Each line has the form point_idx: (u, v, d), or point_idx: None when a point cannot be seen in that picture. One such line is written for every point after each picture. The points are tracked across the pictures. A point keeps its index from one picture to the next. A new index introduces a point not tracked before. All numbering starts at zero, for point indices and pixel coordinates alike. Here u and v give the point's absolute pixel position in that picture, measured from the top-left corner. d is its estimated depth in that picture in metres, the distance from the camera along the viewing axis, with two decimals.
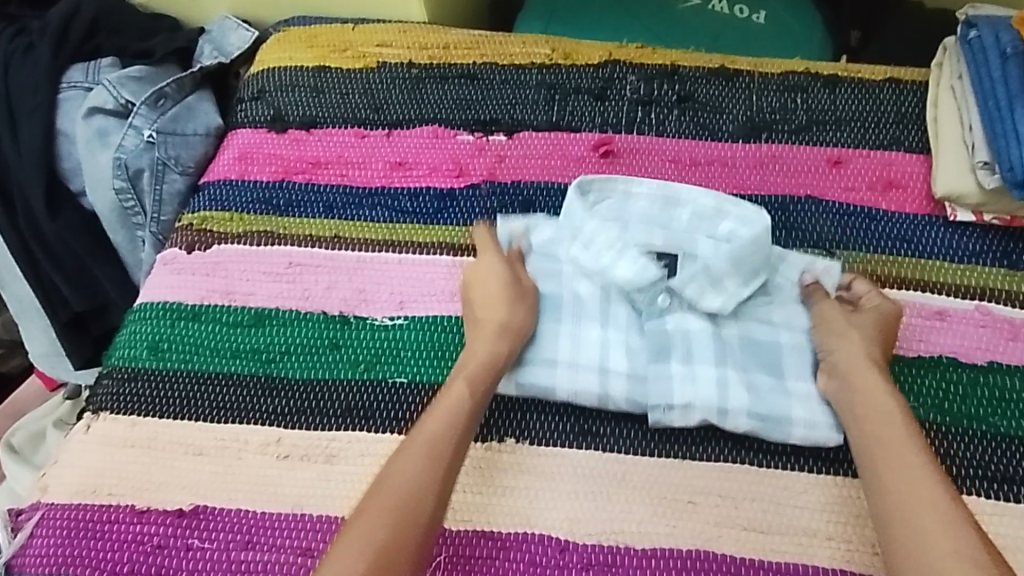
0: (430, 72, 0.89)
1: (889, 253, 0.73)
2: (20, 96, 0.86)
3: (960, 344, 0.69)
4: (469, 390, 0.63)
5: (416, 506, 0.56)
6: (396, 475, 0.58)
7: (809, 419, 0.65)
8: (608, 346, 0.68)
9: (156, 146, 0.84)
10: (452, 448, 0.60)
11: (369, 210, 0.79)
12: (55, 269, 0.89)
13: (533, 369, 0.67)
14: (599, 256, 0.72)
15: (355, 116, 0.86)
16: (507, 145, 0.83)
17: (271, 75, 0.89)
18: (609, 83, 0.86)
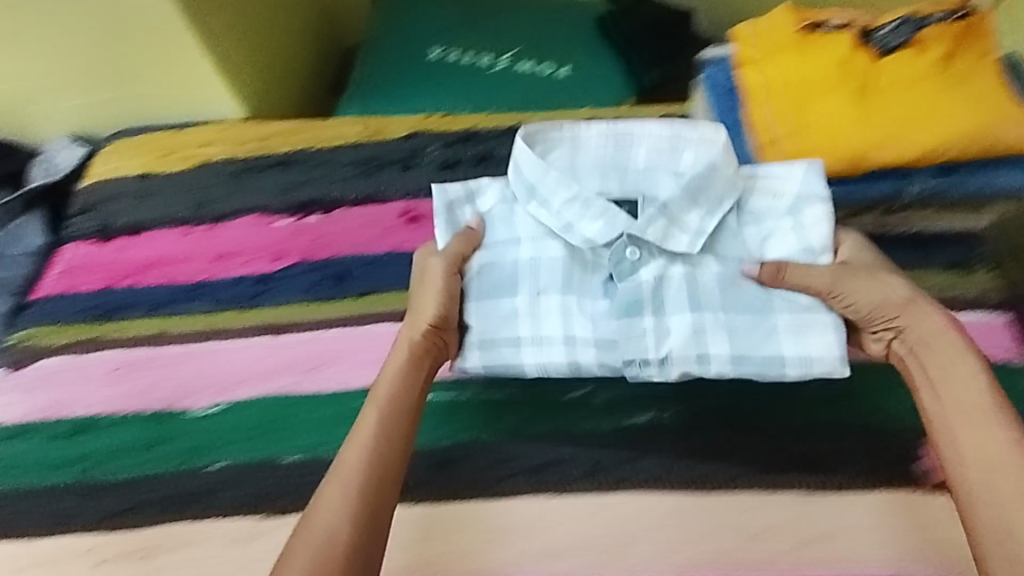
0: (250, 164, 0.94)
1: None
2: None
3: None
4: (379, 414, 0.63)
5: (338, 542, 0.56)
6: (316, 525, 0.58)
7: (803, 356, 0.64)
8: (571, 315, 0.67)
9: None
10: (373, 482, 0.60)
11: (190, 302, 0.83)
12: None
13: (496, 351, 0.68)
14: (560, 213, 0.71)
15: (179, 215, 0.90)
16: (322, 223, 0.88)
17: (100, 187, 0.94)
18: (415, 153, 0.92)
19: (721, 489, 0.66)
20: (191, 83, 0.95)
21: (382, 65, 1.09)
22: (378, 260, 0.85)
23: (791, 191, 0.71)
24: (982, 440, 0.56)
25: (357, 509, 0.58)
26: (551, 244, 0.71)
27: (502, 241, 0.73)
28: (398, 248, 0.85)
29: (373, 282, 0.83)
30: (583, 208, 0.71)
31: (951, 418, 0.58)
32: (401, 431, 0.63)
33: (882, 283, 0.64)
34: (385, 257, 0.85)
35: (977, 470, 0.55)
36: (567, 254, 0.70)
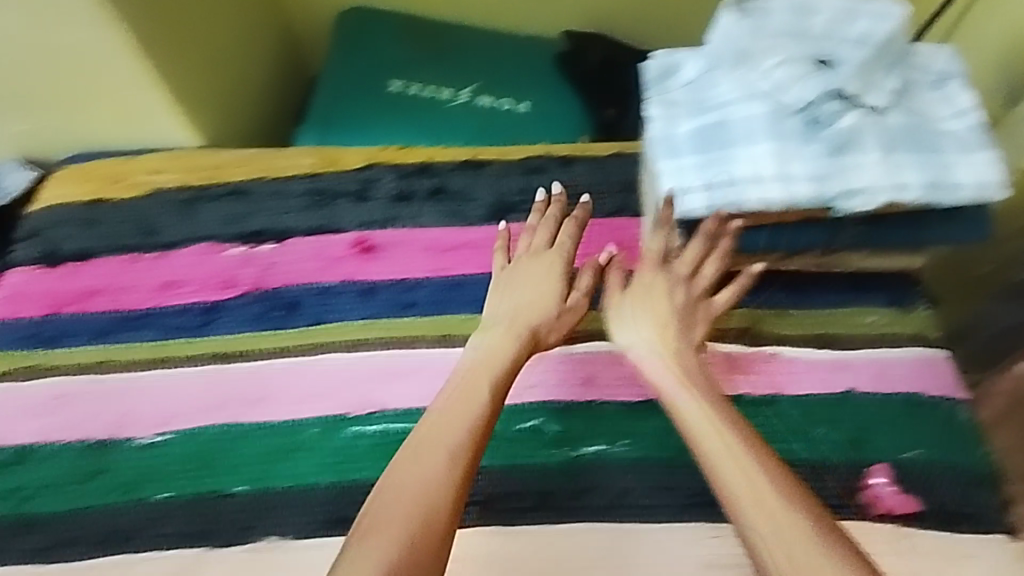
0: (201, 193, 0.93)
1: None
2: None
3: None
4: (493, 389, 0.67)
5: (462, 458, 0.61)
6: (402, 473, 0.60)
7: (977, 181, 0.68)
8: (782, 157, 0.68)
9: None
10: (453, 496, 0.59)
11: (137, 331, 0.83)
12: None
13: (687, 199, 0.69)
14: (769, 75, 0.71)
15: (127, 242, 0.90)
16: (274, 253, 0.88)
17: (45, 212, 0.92)
18: (370, 185, 0.93)
19: (660, 521, 0.68)
20: (143, 113, 0.96)
21: (341, 97, 1.11)
22: (329, 291, 0.85)
23: (938, 68, 0.75)
24: (761, 527, 0.56)
25: (449, 478, 0.60)
26: (752, 102, 0.71)
27: (708, 93, 0.73)
28: (348, 279, 0.85)
29: (322, 313, 0.83)
30: (789, 70, 0.71)
31: (741, 504, 0.57)
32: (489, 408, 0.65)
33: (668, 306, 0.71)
34: (335, 287, 0.85)
35: (774, 530, 0.55)
36: (772, 110, 0.70)
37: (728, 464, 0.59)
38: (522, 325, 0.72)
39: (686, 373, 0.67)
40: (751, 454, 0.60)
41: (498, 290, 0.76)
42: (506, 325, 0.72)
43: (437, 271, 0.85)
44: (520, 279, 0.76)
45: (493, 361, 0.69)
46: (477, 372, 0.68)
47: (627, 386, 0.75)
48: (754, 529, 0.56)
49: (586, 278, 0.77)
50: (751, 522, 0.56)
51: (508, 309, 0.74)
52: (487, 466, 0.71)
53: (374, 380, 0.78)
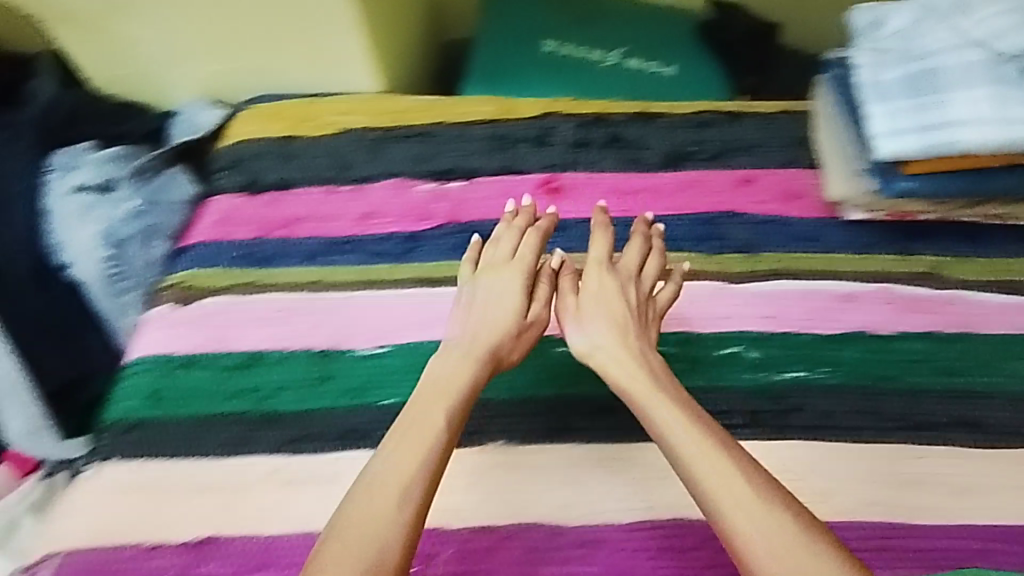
0: (390, 134, 0.99)
1: (826, 251, 0.86)
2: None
3: (868, 313, 0.80)
4: (446, 414, 0.68)
5: (415, 484, 0.63)
6: (372, 491, 0.63)
7: None
8: (993, 101, 0.75)
9: (143, 215, 0.92)
10: (421, 502, 0.63)
11: (345, 255, 0.88)
12: (27, 336, 0.92)
13: (898, 137, 0.76)
14: (974, 32, 0.79)
15: (325, 175, 0.95)
16: (465, 190, 0.93)
17: (240, 146, 0.98)
18: (548, 131, 0.98)
19: (866, 440, 0.73)
20: (334, 58, 1.01)
21: (497, 56, 1.17)
22: None
23: None
24: (749, 531, 0.59)
25: (405, 500, 0.62)
26: (961, 53, 0.78)
27: (916, 45, 0.81)
28: (539, 216, 0.91)
29: None
30: (994, 29, 0.79)
31: (736, 508, 0.60)
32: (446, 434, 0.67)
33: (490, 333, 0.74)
34: None
35: (768, 550, 0.58)
36: (981, 61, 0.77)
37: (705, 467, 0.63)
38: (482, 349, 0.74)
39: (652, 372, 0.71)
40: (721, 455, 0.63)
41: (469, 306, 0.78)
42: (464, 349, 0.74)
43: (622, 212, 0.91)
44: (477, 294, 0.78)
45: (432, 389, 0.70)
46: (433, 398, 0.69)
47: (820, 321, 0.80)
48: (744, 532, 0.59)
49: (544, 286, 0.80)
50: (750, 531, 0.59)
51: (465, 335, 0.75)
52: (486, 397, 0.77)
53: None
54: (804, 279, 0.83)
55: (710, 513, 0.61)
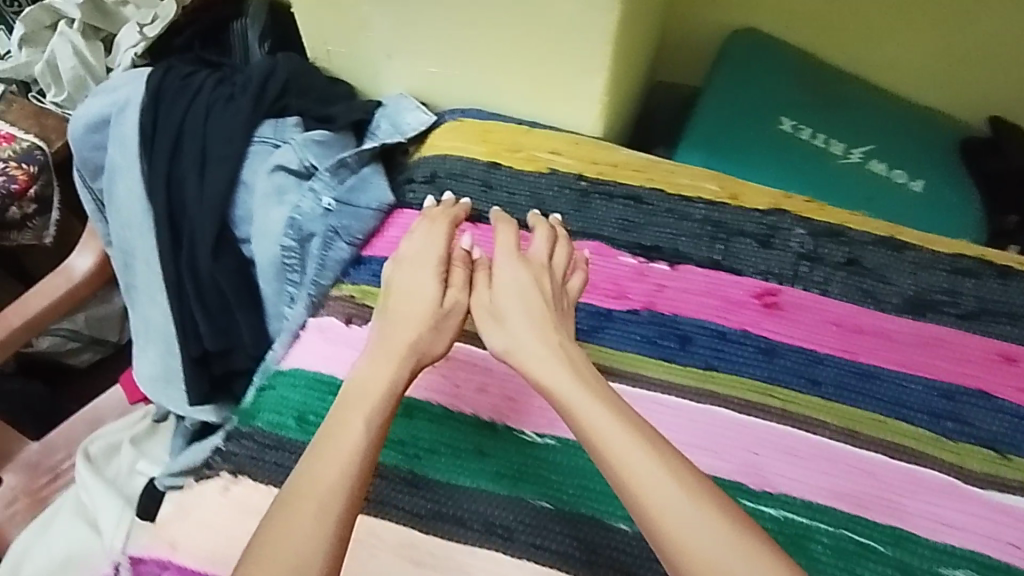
0: (597, 187, 0.90)
1: (970, 440, 0.71)
2: (190, 136, 0.90)
3: (956, 499, 0.68)
4: (365, 423, 0.63)
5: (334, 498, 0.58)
6: (288, 505, 0.57)
7: None
8: None
9: (333, 215, 0.86)
10: (342, 512, 0.57)
11: None
12: (189, 299, 0.91)
13: None
14: None
15: (521, 218, 0.88)
16: (668, 275, 0.83)
17: (438, 160, 0.93)
18: (775, 231, 0.85)
19: None
20: (565, 93, 0.92)
21: (725, 124, 1.04)
22: (727, 336, 0.78)
23: None
24: (690, 540, 0.54)
25: (318, 518, 0.56)
26: None
27: None
28: (747, 329, 0.78)
29: (716, 357, 0.76)
30: None
31: (666, 514, 0.55)
32: (367, 447, 0.61)
33: (400, 322, 0.70)
34: (732, 334, 0.78)
35: None
36: None
37: (639, 464, 0.57)
38: (400, 345, 0.68)
39: (575, 367, 0.65)
40: (647, 455, 0.58)
41: (383, 309, 0.72)
42: (375, 352, 0.69)
43: (846, 352, 0.76)
44: (397, 290, 0.73)
45: (350, 393, 0.65)
46: (347, 407, 0.64)
47: None
48: (681, 543, 0.54)
49: (458, 273, 0.74)
50: (687, 539, 0.54)
51: (376, 337, 0.70)
52: (424, 473, 0.70)
53: (728, 441, 0.71)
54: (993, 489, 0.68)
55: (648, 518, 0.56)
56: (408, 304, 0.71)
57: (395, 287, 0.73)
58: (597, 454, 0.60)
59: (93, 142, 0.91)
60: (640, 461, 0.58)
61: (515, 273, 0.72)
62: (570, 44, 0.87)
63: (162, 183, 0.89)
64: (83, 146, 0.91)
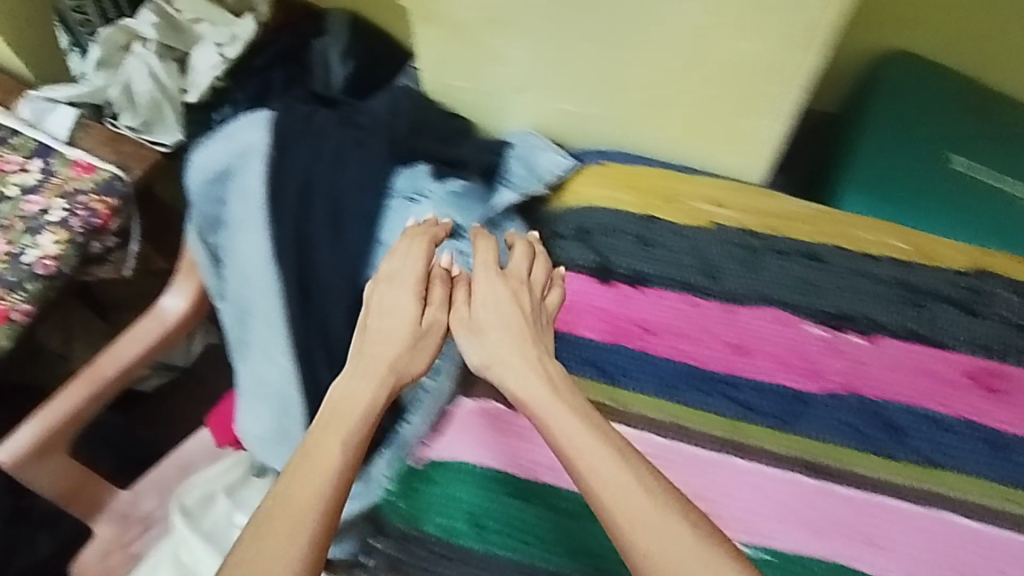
0: (768, 244, 0.81)
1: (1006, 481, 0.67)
2: (320, 188, 0.83)
3: None
4: (342, 448, 0.60)
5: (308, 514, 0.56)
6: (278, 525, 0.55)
7: None
8: None
9: None
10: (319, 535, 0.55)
11: (710, 397, 0.72)
12: (320, 365, 0.84)
13: None
14: None
15: (689, 282, 0.79)
16: (865, 349, 0.74)
17: (585, 214, 0.86)
18: (979, 295, 0.76)
19: None
20: (730, 137, 0.81)
21: (888, 164, 0.93)
22: (943, 424, 0.69)
23: None
24: (658, 545, 0.53)
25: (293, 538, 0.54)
26: None
27: None
28: (965, 415, 0.70)
29: (936, 451, 0.68)
30: None
31: (648, 532, 0.53)
32: (341, 465, 0.60)
33: (401, 341, 0.68)
34: (948, 421, 0.70)
35: None
36: None
37: (606, 468, 0.56)
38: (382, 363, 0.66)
39: (553, 386, 0.64)
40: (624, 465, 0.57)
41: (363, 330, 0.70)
42: (354, 368, 0.67)
43: None
44: (376, 306, 0.70)
45: (343, 412, 0.63)
46: (336, 427, 0.62)
47: None
48: (650, 554, 0.52)
49: (438, 291, 0.71)
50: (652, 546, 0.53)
51: (355, 357, 0.67)
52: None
53: (923, 539, 0.65)
54: None
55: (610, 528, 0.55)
56: (396, 317, 0.69)
57: (390, 299, 0.70)
58: (573, 466, 0.58)
59: (210, 196, 0.84)
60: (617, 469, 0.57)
61: (490, 290, 0.70)
62: (746, 87, 0.75)
63: (291, 240, 0.82)
64: (200, 201, 0.84)
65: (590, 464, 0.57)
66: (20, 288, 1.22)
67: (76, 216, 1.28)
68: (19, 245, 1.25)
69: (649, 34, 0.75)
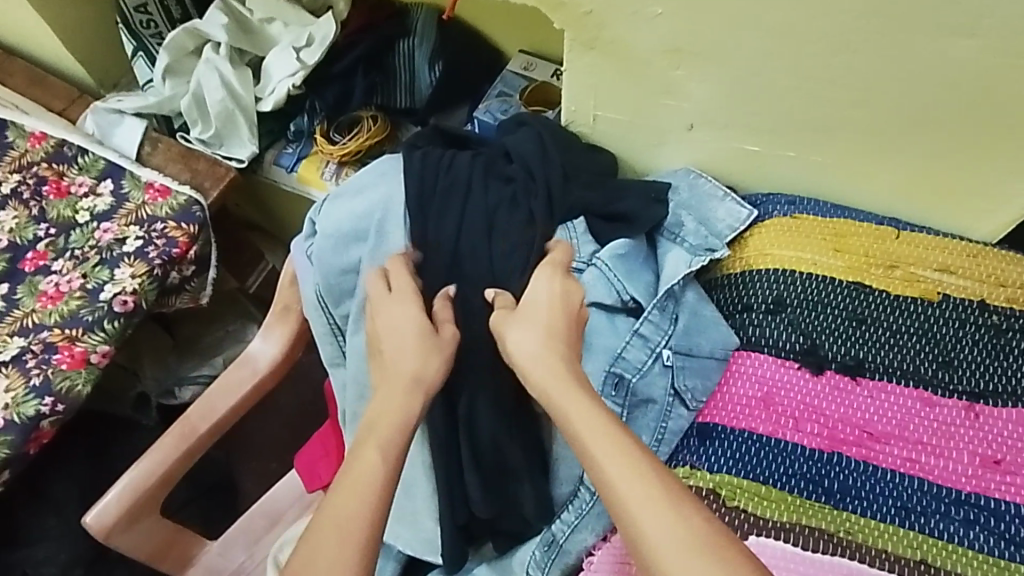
0: (1014, 324, 0.67)
1: None
2: (469, 254, 0.73)
3: None
4: (380, 458, 0.62)
5: (351, 519, 0.58)
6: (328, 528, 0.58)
7: None
8: None
9: (674, 371, 0.69)
10: (359, 542, 0.58)
11: (963, 527, 0.59)
12: (465, 455, 0.75)
13: None
14: None
15: (918, 371, 0.66)
16: None
17: (779, 279, 0.71)
18: None
19: None
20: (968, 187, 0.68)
21: None
22: None
23: None
24: (654, 532, 0.53)
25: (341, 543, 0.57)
26: None
27: None
28: None
29: None
30: None
31: (632, 505, 0.54)
32: (383, 475, 0.61)
33: (418, 356, 0.67)
34: None
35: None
36: None
37: (606, 443, 0.57)
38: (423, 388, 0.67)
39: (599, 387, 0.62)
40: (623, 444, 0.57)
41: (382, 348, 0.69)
42: (386, 385, 0.66)
43: None
44: (384, 325, 0.69)
45: (377, 422, 0.64)
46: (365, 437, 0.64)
47: None
48: (645, 532, 0.53)
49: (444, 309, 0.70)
50: (648, 524, 0.53)
51: (379, 363, 0.68)
52: None
53: None
54: None
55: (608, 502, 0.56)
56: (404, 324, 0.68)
57: (399, 304, 0.69)
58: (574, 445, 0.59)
59: (335, 244, 0.76)
60: (611, 449, 0.57)
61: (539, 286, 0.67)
62: (1007, 135, 0.64)
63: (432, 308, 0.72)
64: (325, 252, 0.76)
65: (595, 442, 0.58)
66: (97, 329, 1.12)
67: (153, 246, 1.18)
68: (95, 279, 1.16)
69: (895, 68, 0.61)
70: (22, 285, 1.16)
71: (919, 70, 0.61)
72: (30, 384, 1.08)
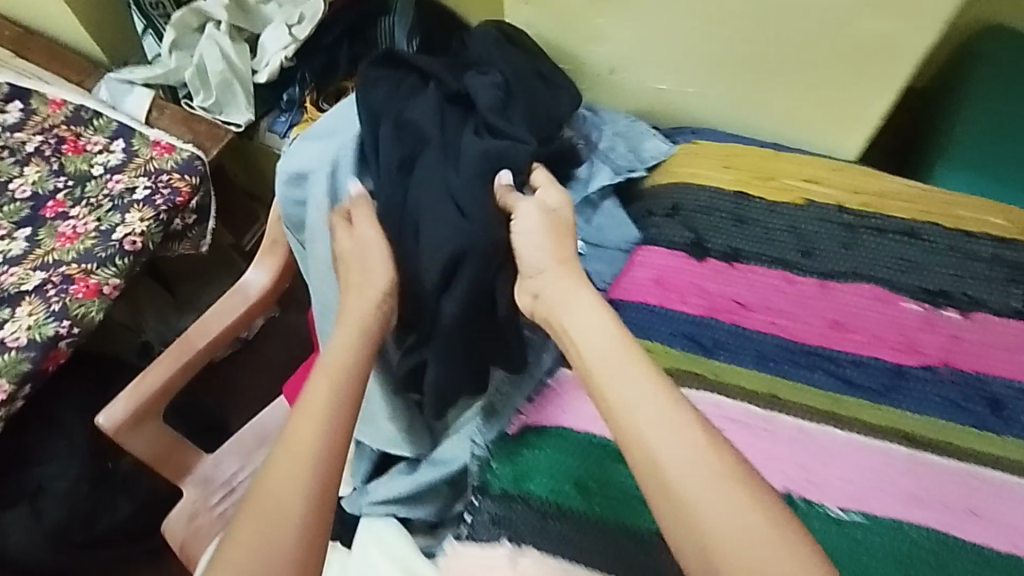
0: (866, 222, 0.81)
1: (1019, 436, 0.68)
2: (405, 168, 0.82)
3: None
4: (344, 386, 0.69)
5: (311, 448, 0.64)
6: (287, 452, 0.64)
7: None
8: None
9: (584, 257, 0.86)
10: (324, 460, 0.64)
11: (806, 371, 0.74)
12: None
13: None
14: None
15: (784, 258, 0.80)
16: (963, 326, 0.74)
17: (678, 190, 0.87)
18: None
19: None
20: (838, 117, 0.83)
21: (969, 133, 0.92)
22: None
23: None
24: (670, 453, 0.57)
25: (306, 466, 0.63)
26: None
27: None
28: None
29: None
30: None
31: (648, 431, 0.58)
32: (342, 405, 0.68)
33: (363, 266, 0.79)
34: None
35: (700, 505, 0.54)
36: None
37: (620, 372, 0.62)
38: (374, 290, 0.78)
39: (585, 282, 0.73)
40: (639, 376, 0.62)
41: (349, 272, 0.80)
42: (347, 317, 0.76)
43: None
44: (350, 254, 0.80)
45: (334, 364, 0.71)
46: (326, 374, 0.70)
47: None
48: (659, 454, 0.57)
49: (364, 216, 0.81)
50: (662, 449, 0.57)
51: (351, 288, 0.79)
52: None
53: None
54: None
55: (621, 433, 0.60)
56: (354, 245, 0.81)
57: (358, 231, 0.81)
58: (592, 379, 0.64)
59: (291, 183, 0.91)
60: (626, 383, 0.62)
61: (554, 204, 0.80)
62: (853, 65, 0.77)
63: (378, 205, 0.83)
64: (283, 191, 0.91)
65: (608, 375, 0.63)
66: (110, 264, 1.28)
67: (159, 195, 1.33)
68: (107, 223, 1.31)
69: (767, 14, 0.77)
70: (42, 228, 1.32)
71: (785, 15, 0.76)
72: (49, 310, 1.23)
